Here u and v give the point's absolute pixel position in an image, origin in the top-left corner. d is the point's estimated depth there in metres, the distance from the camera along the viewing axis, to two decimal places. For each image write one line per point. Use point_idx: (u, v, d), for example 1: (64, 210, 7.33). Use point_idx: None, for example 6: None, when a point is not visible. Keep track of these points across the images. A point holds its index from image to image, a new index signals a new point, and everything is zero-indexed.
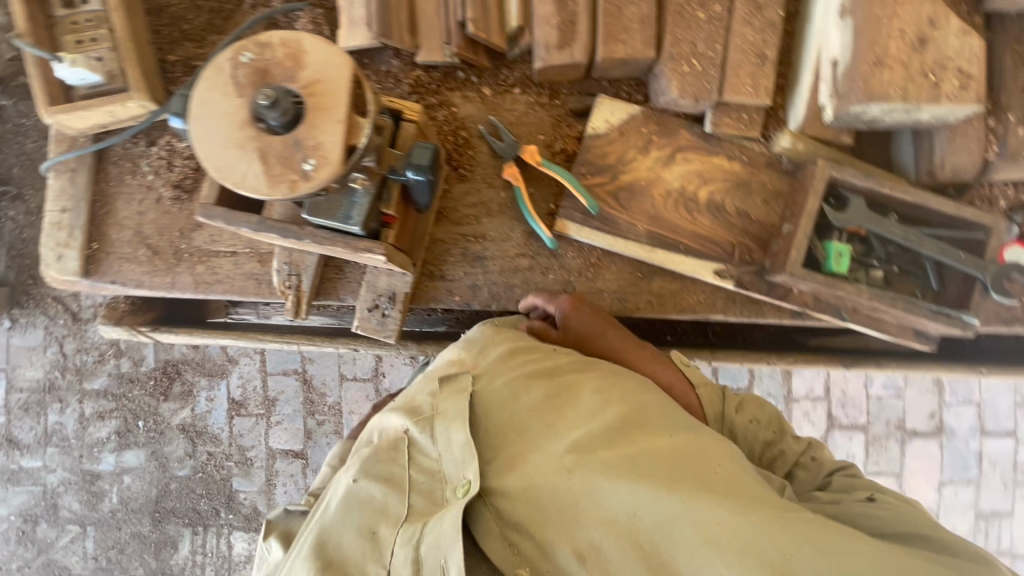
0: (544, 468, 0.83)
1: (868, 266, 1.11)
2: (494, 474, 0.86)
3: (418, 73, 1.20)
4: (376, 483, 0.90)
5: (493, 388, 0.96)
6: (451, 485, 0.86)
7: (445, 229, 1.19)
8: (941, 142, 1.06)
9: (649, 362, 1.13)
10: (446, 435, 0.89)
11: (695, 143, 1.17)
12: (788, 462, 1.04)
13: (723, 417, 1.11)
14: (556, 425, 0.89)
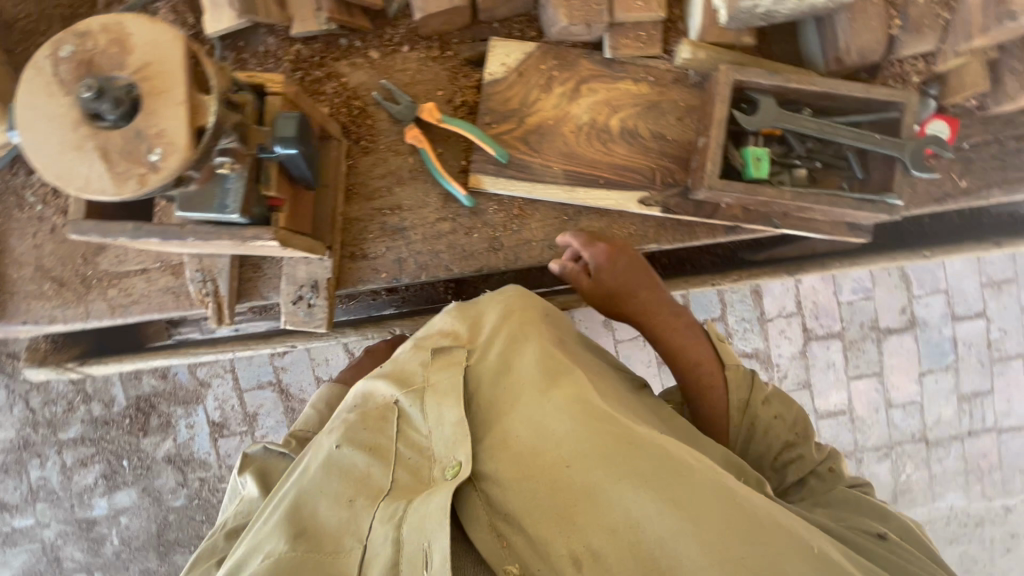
0: (546, 462, 0.80)
1: (790, 166, 1.08)
2: (490, 462, 0.83)
3: (298, 47, 1.13)
4: (361, 451, 0.89)
5: (490, 371, 0.94)
6: (441, 464, 0.83)
7: (359, 207, 1.15)
8: (843, 26, 1.03)
9: (679, 332, 1.13)
10: (437, 408, 0.88)
11: (597, 71, 1.12)
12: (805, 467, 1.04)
13: (748, 406, 1.09)
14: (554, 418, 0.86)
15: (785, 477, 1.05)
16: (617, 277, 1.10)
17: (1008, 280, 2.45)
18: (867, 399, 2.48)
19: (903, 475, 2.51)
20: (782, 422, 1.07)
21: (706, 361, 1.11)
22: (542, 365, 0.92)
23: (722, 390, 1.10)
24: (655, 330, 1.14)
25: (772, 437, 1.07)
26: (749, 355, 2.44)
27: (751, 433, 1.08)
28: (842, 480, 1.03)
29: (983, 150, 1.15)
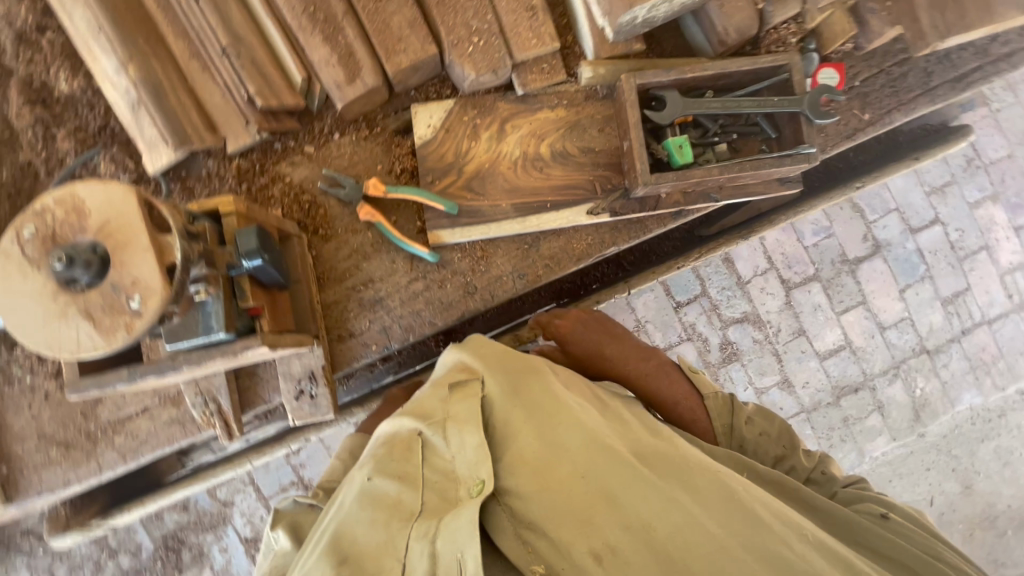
0: (564, 472, 0.86)
1: (710, 144, 1.17)
2: (509, 475, 0.88)
3: (237, 162, 1.20)
4: (390, 478, 0.90)
5: (500, 389, 0.98)
6: (466, 484, 0.87)
7: (333, 290, 1.20)
8: (716, 13, 1.14)
9: (652, 376, 1.23)
10: (459, 436, 0.91)
11: (515, 109, 1.21)
12: (801, 477, 1.10)
13: (732, 430, 1.17)
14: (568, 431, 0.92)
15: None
16: (575, 342, 1.26)
17: (948, 182, 2.59)
18: (861, 328, 2.56)
19: (918, 390, 2.57)
20: (757, 436, 1.15)
21: (684, 396, 1.20)
22: (548, 388, 0.99)
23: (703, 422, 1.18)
24: (629, 381, 1.23)
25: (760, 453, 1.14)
26: (739, 321, 2.52)
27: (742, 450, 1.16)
28: (840, 481, 1.08)
29: (873, 82, 1.26)
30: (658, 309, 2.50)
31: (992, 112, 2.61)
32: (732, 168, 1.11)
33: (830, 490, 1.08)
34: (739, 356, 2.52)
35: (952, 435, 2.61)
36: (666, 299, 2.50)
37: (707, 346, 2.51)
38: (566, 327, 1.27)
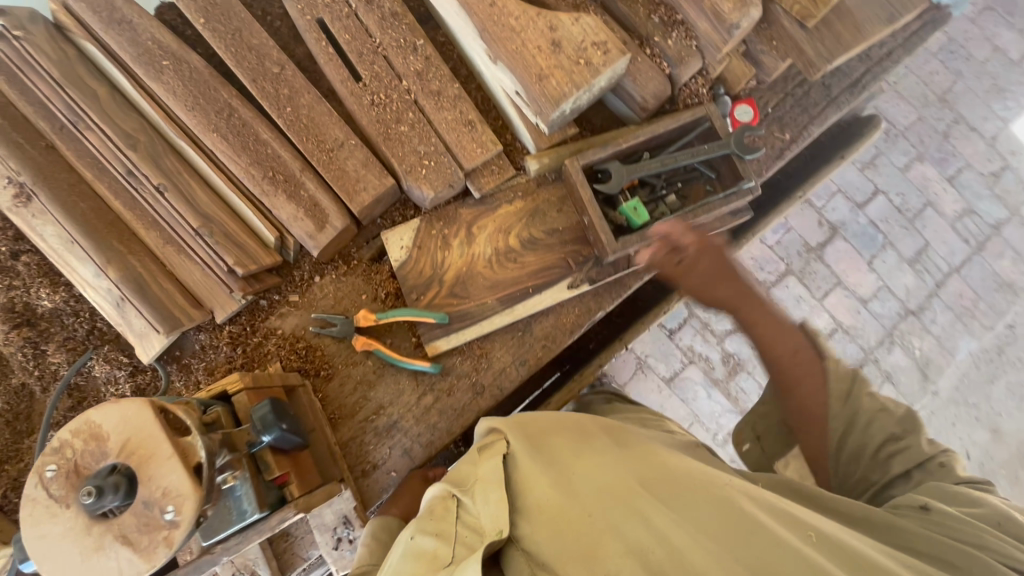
0: (576, 512, 0.89)
1: (661, 198, 1.27)
2: (523, 518, 0.90)
3: (227, 329, 1.22)
4: (425, 536, 0.88)
5: (521, 445, 1.01)
6: (488, 534, 0.89)
7: (347, 428, 1.21)
8: (632, 86, 1.26)
9: (777, 328, 1.12)
10: (484, 493, 0.92)
11: (476, 211, 1.29)
12: (911, 457, 1.02)
13: (849, 396, 1.10)
14: (578, 475, 0.97)
15: (891, 468, 1.03)
16: (705, 262, 1.15)
17: (876, 155, 2.80)
18: (846, 307, 2.65)
19: (916, 350, 2.65)
20: (876, 407, 1.08)
21: (812, 363, 1.11)
22: (564, 441, 1.05)
23: (823, 397, 1.10)
24: (742, 316, 1.13)
25: (878, 431, 1.06)
26: (732, 332, 2.60)
27: (859, 425, 1.07)
28: (953, 477, 0.96)
29: (782, 106, 1.40)
30: (654, 342, 2.58)
31: (892, 86, 2.87)
32: (686, 217, 1.20)
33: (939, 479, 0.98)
34: (743, 365, 2.58)
35: (962, 384, 2.67)
36: (658, 330, 2.60)
37: (709, 364, 2.57)
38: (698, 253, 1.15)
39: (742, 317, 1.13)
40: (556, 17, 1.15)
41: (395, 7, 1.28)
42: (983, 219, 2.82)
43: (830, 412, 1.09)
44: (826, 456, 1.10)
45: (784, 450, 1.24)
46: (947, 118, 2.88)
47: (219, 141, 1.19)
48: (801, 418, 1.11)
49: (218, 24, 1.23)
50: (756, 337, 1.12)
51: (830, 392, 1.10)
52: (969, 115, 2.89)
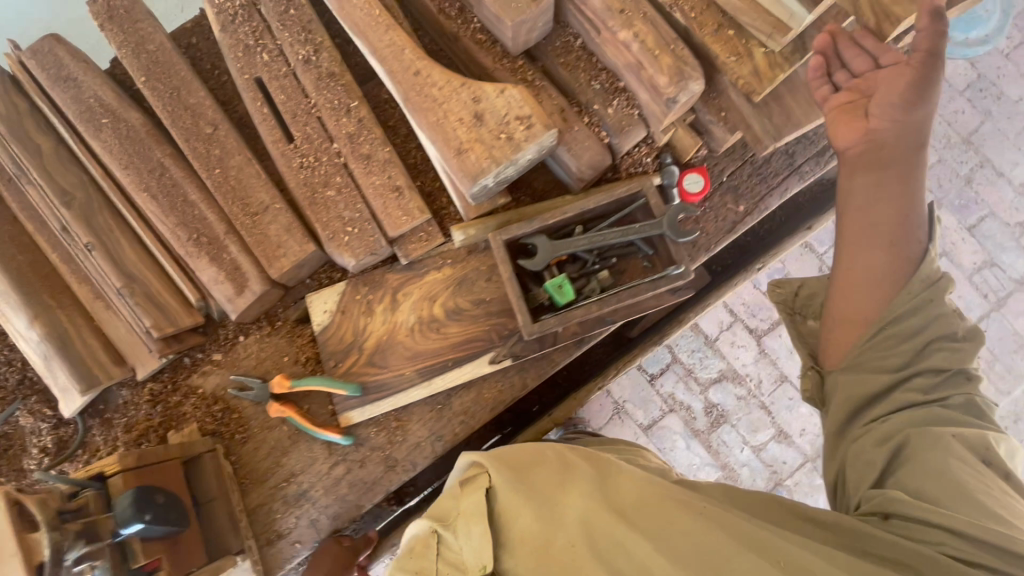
0: (563, 544, 0.96)
1: (592, 273, 1.21)
2: (511, 553, 1.00)
3: (150, 385, 1.24)
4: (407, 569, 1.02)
5: (504, 481, 1.04)
6: (471, 568, 0.99)
7: (257, 493, 1.21)
8: (567, 155, 1.19)
9: (905, 186, 1.02)
10: (466, 529, 1.01)
11: (404, 277, 1.25)
12: (947, 354, 0.97)
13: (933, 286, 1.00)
14: (563, 504, 1.01)
15: (929, 361, 0.97)
16: (896, 94, 0.97)
17: None
18: None
19: None
20: (938, 324, 0.98)
21: (901, 272, 1.01)
22: (549, 465, 1.07)
23: (888, 293, 1.01)
24: (887, 151, 1.01)
25: (936, 331, 0.98)
26: (718, 381, 2.44)
27: (925, 317, 0.99)
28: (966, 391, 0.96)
29: (739, 175, 1.31)
30: (632, 386, 2.44)
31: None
32: (608, 300, 1.14)
33: (942, 398, 0.96)
34: (727, 417, 2.43)
35: None
36: (640, 374, 2.44)
37: (690, 415, 2.42)
38: (912, 70, 0.95)
39: (866, 163, 1.03)
40: (481, 89, 1.09)
41: (333, 66, 1.24)
42: (1007, 272, 2.52)
43: (900, 298, 0.99)
44: (862, 326, 1.02)
45: (810, 317, 1.14)
46: (971, 162, 2.57)
47: (148, 201, 1.19)
48: (875, 260, 1.02)
49: (159, 82, 1.22)
50: (874, 190, 1.02)
51: (901, 290, 1.00)
52: (998, 159, 2.55)
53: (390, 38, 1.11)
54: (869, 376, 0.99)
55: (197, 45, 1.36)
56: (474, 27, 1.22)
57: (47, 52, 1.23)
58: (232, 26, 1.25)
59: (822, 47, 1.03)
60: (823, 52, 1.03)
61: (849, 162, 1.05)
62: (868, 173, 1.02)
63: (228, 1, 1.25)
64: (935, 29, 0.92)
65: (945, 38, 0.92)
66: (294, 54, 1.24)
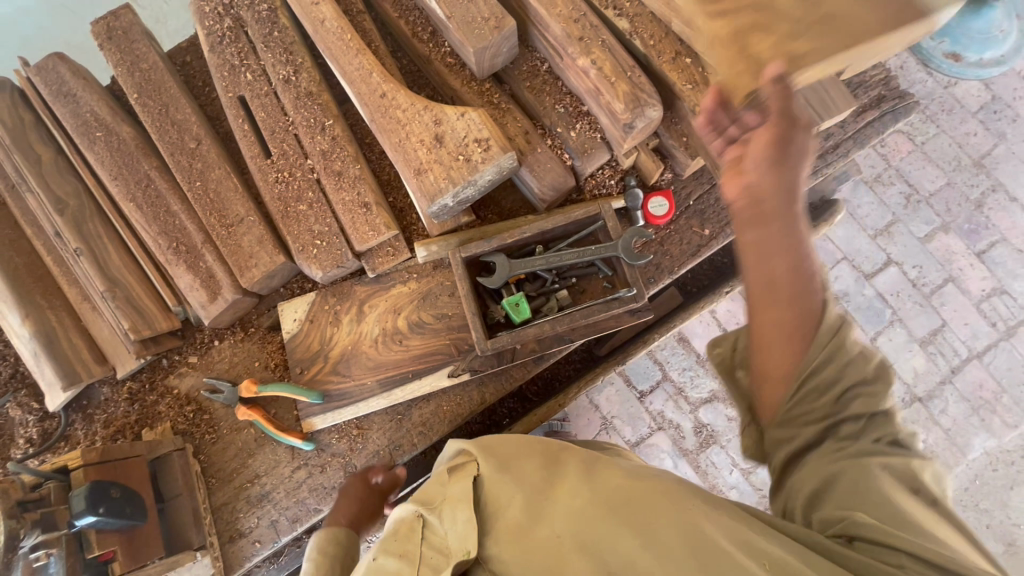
0: (543, 536, 0.81)
1: (550, 292, 1.24)
2: (496, 541, 0.83)
3: (128, 384, 1.31)
4: (391, 554, 0.85)
5: (492, 467, 0.91)
6: (453, 555, 0.82)
7: (222, 493, 1.27)
8: (529, 176, 1.21)
9: (783, 251, 0.77)
10: (453, 511, 0.86)
11: (371, 290, 1.30)
12: (861, 399, 0.81)
13: (839, 332, 0.80)
14: (550, 493, 0.86)
15: (847, 408, 0.81)
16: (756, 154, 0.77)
17: None
18: None
19: None
20: (847, 374, 0.81)
21: (809, 331, 0.79)
22: (536, 454, 0.94)
23: (799, 353, 0.80)
24: (755, 217, 0.78)
25: (849, 379, 0.80)
26: (709, 401, 2.13)
27: (841, 365, 0.80)
28: (890, 433, 0.80)
29: (705, 200, 1.32)
30: (619, 401, 2.14)
31: (917, 145, 2.05)
32: (563, 320, 1.15)
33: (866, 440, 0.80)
34: (717, 438, 2.12)
35: None
36: (626, 389, 2.14)
37: (680, 434, 2.12)
38: (770, 129, 0.77)
39: (746, 219, 0.79)
40: (442, 112, 1.13)
41: (311, 86, 1.27)
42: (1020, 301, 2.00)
43: (810, 353, 0.80)
44: (780, 387, 0.83)
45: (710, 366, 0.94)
46: (982, 185, 2.04)
47: (134, 211, 1.27)
48: (773, 326, 0.80)
49: (149, 99, 1.29)
50: (776, 237, 0.77)
51: (810, 345, 0.79)
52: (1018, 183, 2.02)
53: (360, 62, 1.17)
54: (788, 427, 0.83)
55: (191, 63, 1.43)
56: (444, 51, 1.24)
57: (51, 70, 1.29)
58: (220, 46, 1.29)
59: (708, 105, 0.89)
60: (710, 105, 0.88)
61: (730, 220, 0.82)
62: (753, 232, 0.78)
63: (217, 23, 1.28)
64: (781, 91, 0.78)
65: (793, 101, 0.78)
66: (275, 74, 1.27)
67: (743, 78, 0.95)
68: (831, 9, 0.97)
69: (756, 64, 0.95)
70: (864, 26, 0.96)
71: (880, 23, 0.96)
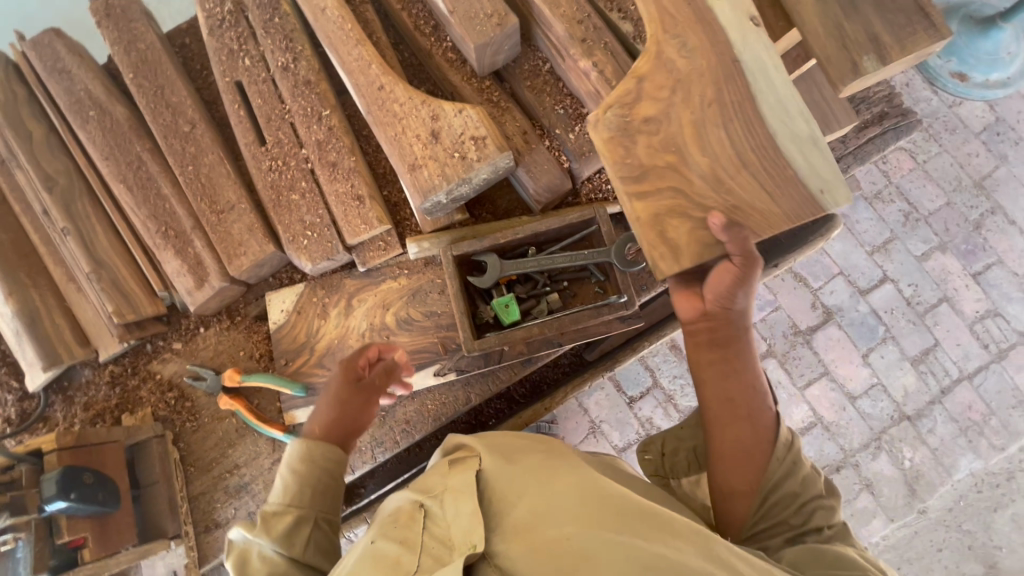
0: (550, 537, 0.64)
1: (541, 294, 1.22)
2: (505, 537, 0.66)
3: (110, 368, 1.30)
4: (391, 539, 0.69)
5: (498, 462, 0.76)
6: (457, 550, 0.64)
7: (200, 482, 1.26)
8: (526, 177, 1.20)
9: (734, 372, 0.93)
10: (457, 501, 0.70)
11: (360, 284, 1.28)
12: (818, 513, 0.89)
13: (791, 444, 0.92)
14: (554, 484, 0.71)
15: (813, 523, 0.88)
16: (720, 286, 0.90)
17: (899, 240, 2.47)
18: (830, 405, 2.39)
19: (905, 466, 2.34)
20: (804, 487, 0.90)
21: (765, 446, 0.90)
22: (540, 452, 0.80)
23: (762, 463, 0.90)
24: (720, 346, 0.94)
25: (806, 493, 0.90)
26: None
27: (800, 480, 0.90)
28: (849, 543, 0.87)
29: None
30: (609, 406, 2.12)
31: (919, 163, 2.04)
32: (551, 323, 1.14)
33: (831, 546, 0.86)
34: None
35: None
36: (616, 394, 2.13)
37: None
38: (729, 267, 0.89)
39: (708, 342, 0.95)
40: (440, 107, 1.12)
41: (310, 75, 1.25)
42: (1013, 325, 2.00)
43: (772, 466, 0.89)
44: (748, 500, 0.89)
45: (686, 475, 1.02)
46: (982, 207, 2.03)
47: (124, 193, 1.25)
48: (731, 436, 0.92)
49: (145, 80, 1.27)
50: (721, 367, 0.93)
51: (771, 459, 0.90)
52: (1017, 206, 2.02)
53: (360, 53, 1.16)
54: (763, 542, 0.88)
55: (190, 46, 1.40)
56: (445, 46, 1.22)
57: (46, 45, 1.27)
58: (219, 29, 1.27)
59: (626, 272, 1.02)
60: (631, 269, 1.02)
61: (691, 338, 0.96)
62: (711, 352, 0.94)
63: (217, 6, 1.27)
64: (737, 238, 0.87)
65: (750, 243, 0.87)
66: (273, 61, 1.25)
67: (663, 264, 0.89)
68: (740, 196, 0.89)
69: (675, 252, 0.90)
70: (767, 217, 0.89)
71: (783, 219, 0.88)
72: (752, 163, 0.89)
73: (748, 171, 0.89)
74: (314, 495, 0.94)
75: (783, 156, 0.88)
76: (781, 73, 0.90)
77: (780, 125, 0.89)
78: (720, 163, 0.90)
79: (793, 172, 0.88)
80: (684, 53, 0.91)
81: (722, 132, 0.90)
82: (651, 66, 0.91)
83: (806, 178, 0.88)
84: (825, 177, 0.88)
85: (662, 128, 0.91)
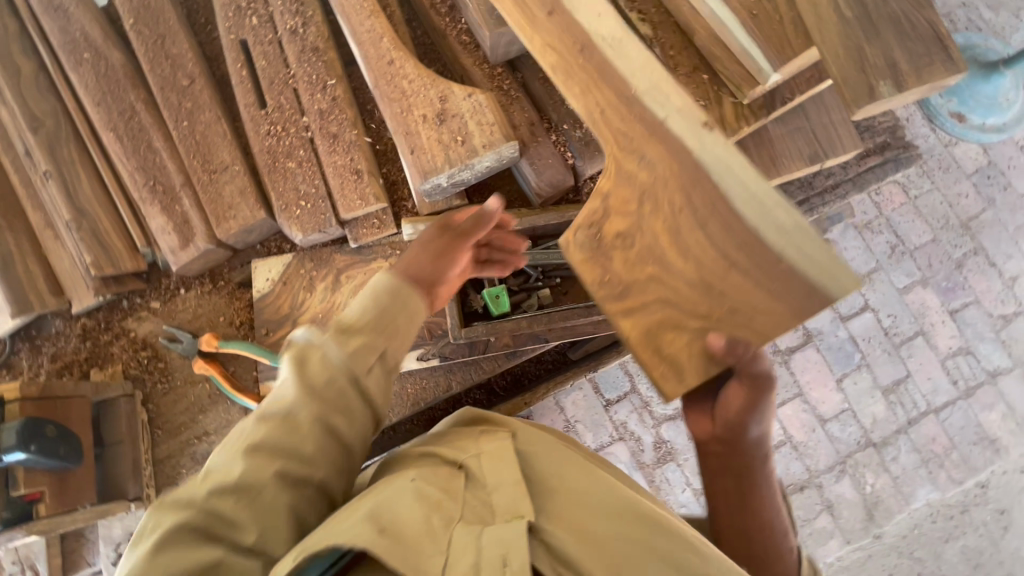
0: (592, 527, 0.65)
1: (531, 289, 1.23)
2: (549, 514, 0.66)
3: (84, 322, 1.27)
4: (432, 483, 0.65)
5: (530, 440, 0.75)
6: (501, 515, 0.63)
7: (166, 445, 1.23)
8: (528, 170, 1.19)
9: (749, 507, 0.88)
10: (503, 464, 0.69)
11: (350, 261, 1.26)
12: None
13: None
14: (589, 473, 0.72)
15: None
16: (732, 409, 0.86)
17: None
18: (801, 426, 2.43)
19: None
20: None
21: None
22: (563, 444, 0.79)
23: None
24: (736, 476, 0.89)
25: None
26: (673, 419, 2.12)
27: None
28: None
29: None
30: (585, 407, 2.12)
31: (910, 198, 2.08)
32: (540, 318, 1.14)
33: None
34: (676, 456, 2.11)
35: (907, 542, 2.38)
36: (594, 396, 2.13)
37: (639, 447, 2.11)
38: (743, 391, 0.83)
39: (723, 468, 0.90)
40: (449, 89, 1.10)
41: (318, 41, 1.21)
42: (983, 364, 2.05)
43: None
44: None
45: None
46: (965, 247, 2.07)
47: (113, 142, 1.21)
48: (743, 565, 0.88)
49: (146, 27, 1.23)
50: (737, 497, 0.89)
51: None
52: (1002, 249, 2.06)
53: (372, 24, 1.13)
54: None
55: None
56: (460, 28, 1.21)
57: None
58: None
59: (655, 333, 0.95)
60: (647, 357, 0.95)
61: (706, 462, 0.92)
62: (725, 480, 0.90)
63: None
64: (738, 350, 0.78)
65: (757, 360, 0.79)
66: (282, 23, 1.22)
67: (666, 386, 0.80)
68: (733, 297, 0.79)
69: (678, 371, 0.81)
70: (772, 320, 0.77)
71: (789, 319, 0.77)
72: (742, 261, 0.77)
73: (735, 270, 0.78)
74: (389, 326, 0.80)
75: (770, 250, 0.75)
76: (750, 166, 0.74)
77: (760, 220, 0.75)
78: (705, 266, 0.80)
79: (789, 263, 0.74)
80: (644, 165, 0.82)
81: (700, 234, 0.79)
82: (613, 182, 0.86)
83: (807, 266, 0.74)
84: (830, 265, 0.73)
85: (636, 241, 0.85)
